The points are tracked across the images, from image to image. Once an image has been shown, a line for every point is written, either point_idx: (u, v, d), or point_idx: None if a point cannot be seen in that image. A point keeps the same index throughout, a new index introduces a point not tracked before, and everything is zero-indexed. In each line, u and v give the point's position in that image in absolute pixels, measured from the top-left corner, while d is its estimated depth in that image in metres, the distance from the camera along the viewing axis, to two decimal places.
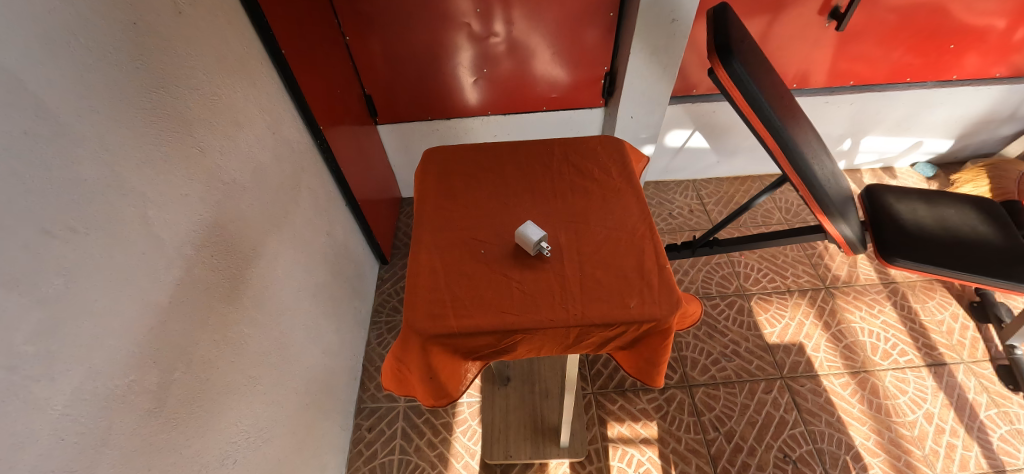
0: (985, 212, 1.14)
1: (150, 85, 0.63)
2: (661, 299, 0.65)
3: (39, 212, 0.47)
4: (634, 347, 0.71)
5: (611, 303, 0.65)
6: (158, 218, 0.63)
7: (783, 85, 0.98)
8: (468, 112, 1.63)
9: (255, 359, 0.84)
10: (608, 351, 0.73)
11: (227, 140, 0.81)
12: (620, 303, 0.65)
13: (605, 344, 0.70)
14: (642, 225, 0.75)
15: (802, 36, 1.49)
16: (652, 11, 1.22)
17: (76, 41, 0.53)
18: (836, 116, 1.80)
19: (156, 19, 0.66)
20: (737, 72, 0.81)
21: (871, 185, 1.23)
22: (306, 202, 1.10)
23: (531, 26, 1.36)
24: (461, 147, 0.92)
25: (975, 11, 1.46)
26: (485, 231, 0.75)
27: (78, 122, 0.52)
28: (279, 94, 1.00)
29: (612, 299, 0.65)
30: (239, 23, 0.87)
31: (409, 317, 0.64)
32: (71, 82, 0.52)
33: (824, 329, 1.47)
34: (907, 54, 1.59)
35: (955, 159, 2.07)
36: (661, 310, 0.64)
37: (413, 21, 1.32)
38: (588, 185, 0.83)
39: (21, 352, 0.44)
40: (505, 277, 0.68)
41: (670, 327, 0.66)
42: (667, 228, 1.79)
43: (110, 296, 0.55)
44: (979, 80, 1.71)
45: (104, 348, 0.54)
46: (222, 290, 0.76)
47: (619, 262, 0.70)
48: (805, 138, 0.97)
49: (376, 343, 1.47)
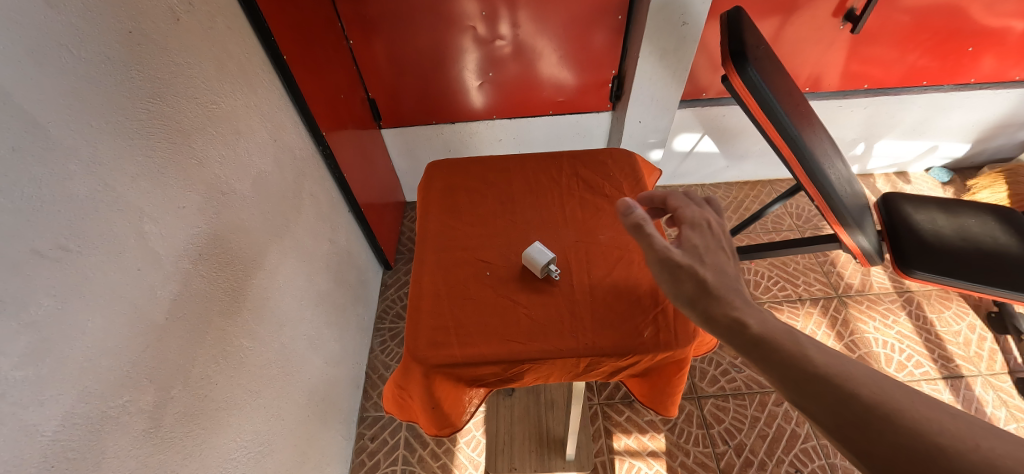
0: (1006, 221, 1.10)
1: (146, 95, 0.62)
2: (676, 327, 0.62)
3: (27, 232, 0.45)
4: (648, 375, 0.68)
5: (623, 331, 0.62)
6: (155, 232, 0.62)
7: (799, 94, 0.95)
8: (473, 115, 1.61)
9: (256, 372, 0.82)
10: (620, 378, 0.70)
11: (227, 150, 0.79)
12: (633, 331, 0.62)
13: (617, 372, 0.67)
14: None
15: (815, 38, 1.46)
16: (662, 14, 1.19)
17: (66, 52, 0.51)
18: (850, 120, 1.76)
19: (153, 27, 0.64)
20: (752, 81, 0.78)
21: (888, 193, 1.19)
22: (308, 210, 1.09)
23: (536, 29, 1.33)
24: (466, 160, 0.89)
25: (995, 13, 1.42)
26: (491, 251, 0.73)
27: (70, 137, 0.50)
28: (281, 101, 0.99)
29: (624, 326, 0.63)
30: (239, 29, 0.85)
31: (410, 345, 0.62)
32: (62, 96, 0.50)
33: (837, 339, 1.44)
34: (923, 56, 1.55)
35: (971, 163, 2.03)
36: (677, 339, 0.61)
37: (417, 24, 1.29)
38: (599, 202, 0.81)
39: (7, 378, 0.43)
40: (511, 301, 0.66)
41: (685, 356, 0.63)
42: None
43: (105, 316, 0.53)
44: (997, 83, 1.67)
45: (98, 369, 0.52)
46: (222, 303, 0.74)
47: (631, 285, 0.67)
48: (822, 150, 0.94)
49: (379, 350, 1.46)
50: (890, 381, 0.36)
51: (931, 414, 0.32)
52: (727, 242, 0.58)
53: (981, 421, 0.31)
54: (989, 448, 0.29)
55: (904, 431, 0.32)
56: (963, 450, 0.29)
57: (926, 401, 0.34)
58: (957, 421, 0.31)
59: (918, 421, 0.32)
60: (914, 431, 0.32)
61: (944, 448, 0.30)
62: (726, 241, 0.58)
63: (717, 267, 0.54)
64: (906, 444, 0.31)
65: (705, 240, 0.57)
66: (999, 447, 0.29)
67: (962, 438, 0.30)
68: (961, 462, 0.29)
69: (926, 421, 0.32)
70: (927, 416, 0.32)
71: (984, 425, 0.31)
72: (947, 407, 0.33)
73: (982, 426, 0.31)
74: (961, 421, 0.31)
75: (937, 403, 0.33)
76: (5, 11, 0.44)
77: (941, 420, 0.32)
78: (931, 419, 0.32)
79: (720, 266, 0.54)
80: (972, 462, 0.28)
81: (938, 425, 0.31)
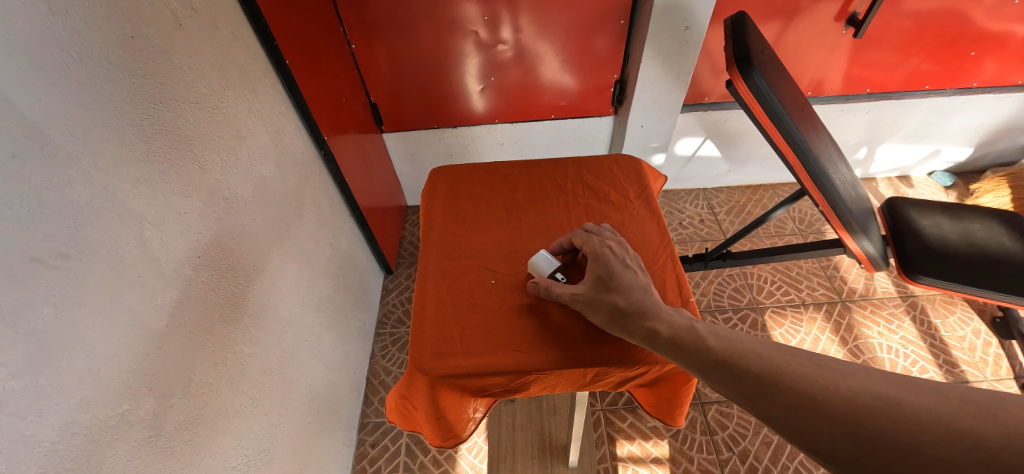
0: (1012, 226, 1.10)
1: (148, 101, 0.61)
2: None
3: (26, 239, 0.45)
4: (655, 385, 0.68)
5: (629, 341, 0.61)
6: (156, 238, 0.61)
7: (804, 99, 0.94)
8: (475, 119, 1.60)
9: (256, 379, 0.82)
10: (627, 388, 0.69)
11: (230, 155, 0.79)
12: None
13: (623, 382, 0.66)
14: (663, 252, 0.72)
15: (818, 42, 1.46)
16: (664, 18, 1.18)
17: (66, 57, 0.50)
18: (852, 124, 1.75)
19: (155, 32, 0.63)
20: (758, 86, 0.78)
21: (892, 198, 1.19)
22: (310, 215, 1.08)
23: (538, 33, 1.33)
24: (470, 167, 0.89)
25: (997, 17, 1.42)
26: (496, 259, 0.72)
27: (71, 142, 0.50)
28: (283, 105, 0.99)
29: None
30: (242, 34, 0.85)
31: (415, 355, 0.61)
32: (63, 102, 0.49)
33: (841, 344, 1.43)
34: (925, 61, 1.54)
35: (973, 167, 2.02)
36: None
37: (419, 28, 1.29)
38: (603, 208, 0.80)
39: (6, 387, 0.42)
40: (517, 310, 0.65)
41: None
42: (678, 238, 1.75)
43: (105, 324, 0.53)
44: (1000, 87, 1.66)
45: (97, 377, 0.51)
46: (223, 310, 0.73)
47: None
48: (827, 155, 0.93)
49: (380, 355, 1.45)
50: (774, 348, 0.46)
51: (806, 370, 0.41)
52: (627, 256, 0.64)
53: (836, 366, 0.41)
54: (848, 389, 0.38)
55: (792, 391, 0.40)
56: (832, 397, 0.38)
57: (801, 358, 0.43)
58: (824, 372, 0.40)
59: (803, 382, 0.41)
60: (801, 389, 0.40)
61: (821, 398, 0.38)
62: (627, 255, 0.64)
63: (624, 284, 0.59)
64: (798, 401, 0.40)
65: (608, 263, 0.62)
66: (853, 386, 0.38)
67: (828, 384, 0.39)
68: (832, 406, 0.37)
69: (807, 378, 0.41)
70: (804, 373, 0.41)
71: (841, 368, 0.40)
72: (815, 360, 0.42)
73: (839, 371, 0.40)
74: (824, 370, 0.41)
75: (807, 359, 0.43)
76: (4, 17, 0.43)
77: (813, 374, 0.41)
78: (808, 376, 0.41)
79: (628, 284, 0.59)
80: (839, 405, 0.37)
81: (811, 379, 0.40)
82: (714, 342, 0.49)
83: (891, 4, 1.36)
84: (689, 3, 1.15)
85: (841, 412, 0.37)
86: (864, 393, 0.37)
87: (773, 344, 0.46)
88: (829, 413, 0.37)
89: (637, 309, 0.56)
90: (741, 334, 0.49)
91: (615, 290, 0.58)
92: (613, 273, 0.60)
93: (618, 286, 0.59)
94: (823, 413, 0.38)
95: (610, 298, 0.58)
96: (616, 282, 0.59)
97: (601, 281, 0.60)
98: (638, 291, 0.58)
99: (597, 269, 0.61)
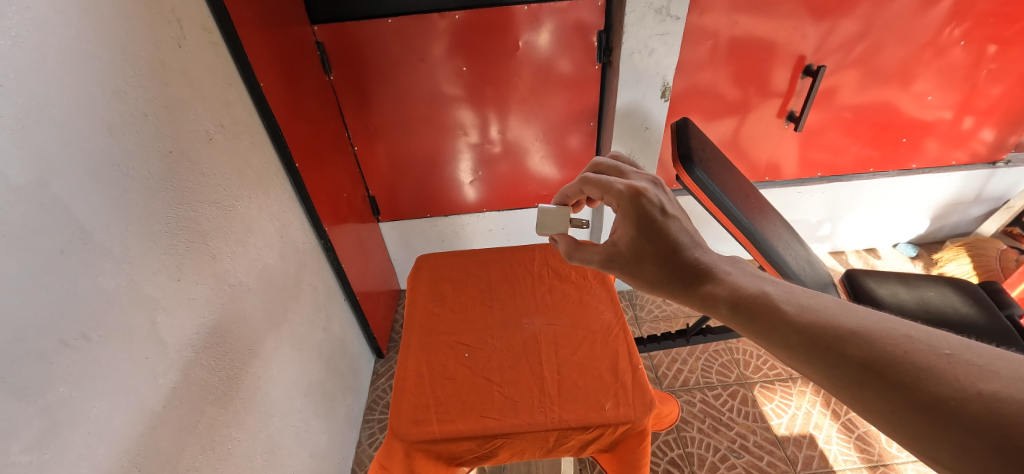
0: (965, 292, 1.18)
1: (175, 201, 0.71)
2: (635, 401, 0.67)
3: (58, 324, 0.52)
4: (615, 449, 0.71)
5: (587, 405, 0.67)
6: (166, 323, 0.67)
7: (748, 187, 1.07)
8: (466, 208, 1.75)
9: (241, 465, 0.82)
10: (590, 455, 0.72)
11: (239, 245, 0.88)
12: (597, 405, 0.67)
13: (585, 448, 0.69)
14: (616, 326, 0.79)
15: (766, 135, 1.65)
16: (627, 120, 1.37)
17: (117, 170, 0.61)
18: (812, 204, 1.92)
19: (189, 145, 0.76)
20: (700, 179, 0.92)
21: (850, 269, 1.27)
22: (306, 299, 1.15)
23: (520, 134, 1.52)
24: (453, 253, 0.98)
25: (918, 107, 1.62)
26: (472, 335, 0.79)
27: (110, 240, 0.59)
28: (290, 201, 1.11)
29: (589, 401, 0.67)
30: (260, 142, 0.99)
31: (394, 422, 0.66)
32: (109, 207, 0.59)
33: (834, 417, 1.42)
34: (865, 146, 1.74)
35: (935, 238, 2.17)
36: (636, 411, 0.66)
37: (415, 131, 1.48)
38: (567, 288, 0.88)
39: (16, 462, 0.46)
40: (488, 381, 0.71)
41: (646, 428, 0.67)
42: (662, 315, 1.81)
43: (108, 403, 0.57)
44: (938, 167, 1.85)
45: (93, 456, 0.55)
46: (216, 392, 0.77)
47: (594, 364, 0.73)
48: (781, 234, 1.02)
49: (366, 443, 1.42)
50: (880, 325, 0.42)
51: (931, 361, 0.37)
52: (663, 203, 0.67)
53: (972, 359, 0.36)
54: (992, 392, 0.33)
55: (911, 384, 0.36)
56: (967, 400, 0.33)
57: (923, 345, 0.39)
58: (956, 366, 0.36)
59: (929, 379, 0.36)
60: (924, 386, 0.36)
61: (955, 401, 0.34)
62: (661, 201, 0.67)
63: (671, 243, 0.63)
64: (913, 394, 0.36)
65: (652, 212, 0.65)
66: (1000, 389, 0.33)
67: (963, 383, 0.34)
68: (968, 411, 0.33)
69: (931, 370, 0.36)
70: (928, 364, 0.37)
71: (978, 363, 0.35)
72: (940, 348, 0.38)
73: (977, 367, 0.35)
74: (959, 365, 0.36)
75: (930, 346, 0.38)
76: (70, 146, 0.54)
77: (942, 369, 0.36)
78: (933, 368, 0.36)
79: (676, 242, 0.63)
80: (980, 410, 0.32)
81: (939, 376, 0.36)
82: (794, 312, 0.47)
83: (822, 102, 1.58)
84: (645, 108, 1.35)
85: (982, 420, 0.32)
86: (1016, 400, 0.32)
87: (880, 325, 0.42)
88: (962, 419, 0.33)
89: (695, 272, 0.59)
90: (831, 306, 0.46)
91: (663, 252, 0.62)
92: (656, 231, 0.64)
93: (664, 248, 0.63)
94: (957, 419, 0.33)
95: (656, 261, 0.63)
96: (659, 242, 0.63)
97: (643, 241, 0.64)
98: (689, 252, 0.62)
99: (636, 226, 0.65)
